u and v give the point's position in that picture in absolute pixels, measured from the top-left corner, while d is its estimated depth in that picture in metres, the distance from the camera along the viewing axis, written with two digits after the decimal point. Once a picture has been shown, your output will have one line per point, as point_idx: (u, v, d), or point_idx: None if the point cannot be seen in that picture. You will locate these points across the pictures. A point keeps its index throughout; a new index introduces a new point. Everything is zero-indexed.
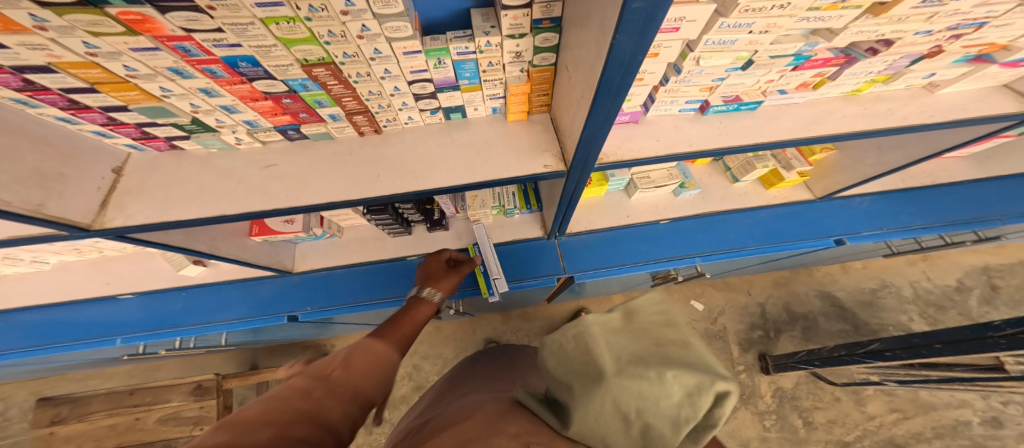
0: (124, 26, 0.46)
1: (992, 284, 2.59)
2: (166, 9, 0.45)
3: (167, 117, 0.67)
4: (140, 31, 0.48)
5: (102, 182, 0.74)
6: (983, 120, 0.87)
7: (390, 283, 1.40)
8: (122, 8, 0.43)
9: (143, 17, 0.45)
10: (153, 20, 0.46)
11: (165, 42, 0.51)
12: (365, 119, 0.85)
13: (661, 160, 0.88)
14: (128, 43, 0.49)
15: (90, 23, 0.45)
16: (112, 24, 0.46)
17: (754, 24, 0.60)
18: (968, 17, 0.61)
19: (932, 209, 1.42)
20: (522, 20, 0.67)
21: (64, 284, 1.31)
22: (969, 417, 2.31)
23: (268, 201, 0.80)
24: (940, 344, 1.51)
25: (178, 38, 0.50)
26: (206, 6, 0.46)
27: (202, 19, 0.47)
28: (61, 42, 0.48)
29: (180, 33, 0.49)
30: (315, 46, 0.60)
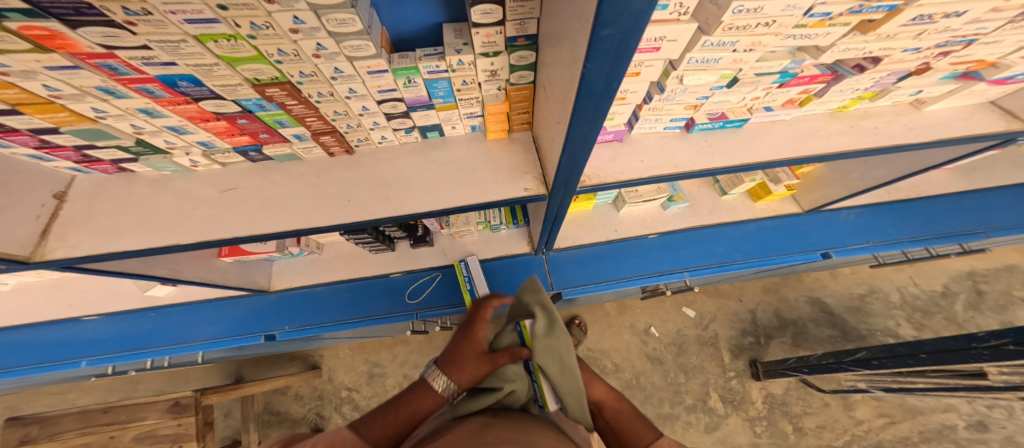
0: (31, 42, 0.40)
1: (977, 289, 2.62)
2: (78, 24, 0.39)
3: (106, 139, 0.62)
4: (52, 47, 0.42)
5: (41, 210, 0.68)
6: (973, 139, 0.85)
7: (372, 301, 1.35)
8: (24, 22, 0.37)
9: (52, 32, 0.39)
10: (64, 36, 0.40)
11: (86, 60, 0.45)
12: (333, 139, 0.80)
13: (646, 181, 0.84)
14: (39, 60, 0.43)
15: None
16: (16, 40, 0.40)
17: (738, 42, 0.57)
18: (958, 35, 0.59)
19: (919, 222, 1.42)
20: (495, 38, 0.64)
21: (19, 306, 1.21)
22: (955, 421, 2.34)
23: (228, 227, 0.74)
24: (925, 353, 1.51)
25: (101, 55, 0.45)
26: (123, 22, 0.40)
27: (122, 35, 0.41)
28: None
29: (100, 49, 0.44)
30: (265, 65, 0.54)
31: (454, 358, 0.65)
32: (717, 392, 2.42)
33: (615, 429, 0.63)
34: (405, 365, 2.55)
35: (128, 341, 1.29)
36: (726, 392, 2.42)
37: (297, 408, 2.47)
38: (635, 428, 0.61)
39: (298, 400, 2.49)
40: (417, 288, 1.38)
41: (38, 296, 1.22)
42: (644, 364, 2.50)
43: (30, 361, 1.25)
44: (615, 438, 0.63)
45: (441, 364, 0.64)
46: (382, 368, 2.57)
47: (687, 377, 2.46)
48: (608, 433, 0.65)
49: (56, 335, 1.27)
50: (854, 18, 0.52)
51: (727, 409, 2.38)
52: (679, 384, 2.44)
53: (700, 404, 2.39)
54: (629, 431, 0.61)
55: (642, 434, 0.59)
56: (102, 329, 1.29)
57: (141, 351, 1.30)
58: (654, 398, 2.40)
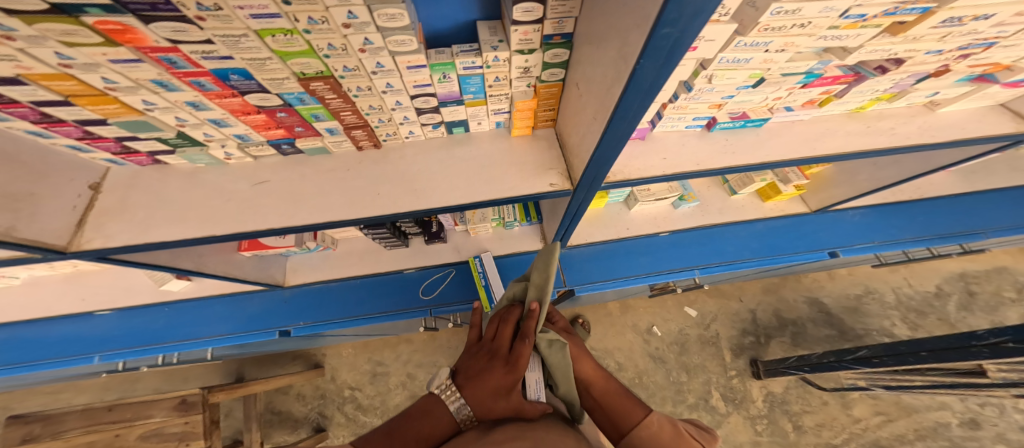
0: (102, 36, 0.42)
1: (969, 290, 2.69)
2: (151, 19, 0.41)
3: (150, 131, 0.63)
4: (121, 41, 0.43)
5: (78, 200, 0.69)
6: (981, 141, 0.89)
7: (386, 297, 1.35)
8: (100, 18, 0.39)
9: (124, 27, 0.40)
10: (135, 30, 0.42)
11: (149, 54, 0.46)
12: (364, 134, 0.81)
13: (668, 177, 0.86)
14: (106, 54, 0.44)
15: (62, 33, 0.40)
16: (89, 34, 0.41)
17: (771, 42, 0.59)
18: (980, 37, 0.61)
19: (920, 223, 1.46)
20: (532, 36, 0.65)
21: (32, 300, 1.20)
22: (949, 419, 2.39)
23: (259, 219, 0.75)
24: (926, 352, 1.54)
25: (164, 49, 0.46)
26: (195, 17, 0.42)
27: (190, 29, 0.43)
28: (30, 53, 0.42)
29: (165, 44, 0.45)
30: (313, 59, 0.56)
31: (476, 387, 0.62)
32: (719, 391, 2.45)
33: (603, 406, 0.68)
34: (410, 364, 2.55)
35: (140, 336, 1.28)
36: (727, 390, 2.45)
37: (300, 406, 2.46)
38: (624, 406, 0.67)
39: (301, 399, 2.48)
40: (430, 285, 1.38)
41: (50, 290, 1.21)
42: (647, 363, 2.53)
43: (40, 356, 1.23)
44: (603, 414, 0.68)
45: (461, 384, 0.64)
46: (385, 367, 2.56)
47: (689, 376, 2.49)
48: (595, 410, 0.69)
49: (67, 330, 1.25)
50: (888, 20, 0.55)
51: (728, 407, 2.41)
52: (682, 383, 2.47)
53: (702, 402, 2.41)
54: (618, 410, 0.66)
55: (631, 412, 0.65)
56: (114, 325, 1.27)
57: (153, 346, 1.28)
58: (657, 396, 2.42)
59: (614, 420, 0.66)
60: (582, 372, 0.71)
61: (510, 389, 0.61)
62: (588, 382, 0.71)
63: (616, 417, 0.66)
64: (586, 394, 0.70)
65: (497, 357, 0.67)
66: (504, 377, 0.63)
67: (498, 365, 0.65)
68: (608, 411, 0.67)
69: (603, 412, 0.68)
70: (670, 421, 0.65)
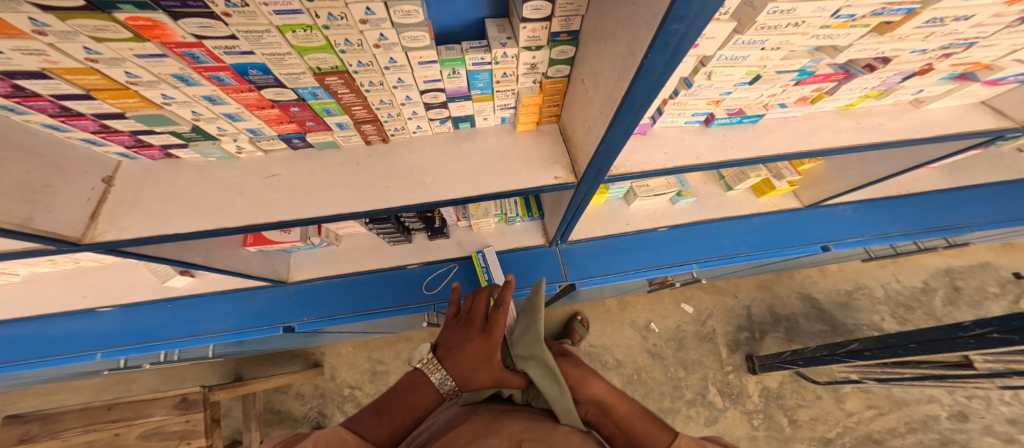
0: (131, 32, 0.43)
1: (954, 285, 2.76)
2: (179, 16, 0.42)
3: (166, 125, 0.64)
4: (148, 37, 0.44)
5: (91, 193, 0.69)
6: (963, 136, 0.93)
7: (390, 292, 1.37)
8: (133, 14, 0.40)
9: (154, 23, 0.42)
10: (164, 27, 0.43)
11: (173, 49, 0.48)
12: (373, 128, 0.83)
13: (668, 171, 0.90)
14: (132, 49, 0.46)
15: (94, 28, 0.41)
16: (119, 30, 0.42)
17: (767, 41, 0.62)
18: (961, 37, 0.65)
19: (907, 217, 1.51)
20: (539, 33, 0.68)
21: (32, 297, 1.19)
22: (938, 412, 2.45)
23: (272, 213, 0.76)
24: (915, 343, 1.59)
25: (188, 45, 0.47)
26: (222, 13, 0.43)
27: (216, 25, 0.44)
28: (60, 48, 0.44)
29: (190, 39, 0.46)
30: (329, 54, 0.57)
31: (457, 360, 0.67)
32: (716, 386, 2.49)
33: (624, 431, 0.70)
34: (410, 362, 2.56)
35: (144, 333, 1.28)
36: (724, 386, 2.49)
37: (300, 406, 2.45)
38: (648, 431, 0.69)
39: (301, 398, 2.47)
40: (434, 280, 1.40)
41: (50, 287, 1.20)
42: (646, 359, 2.56)
43: (42, 353, 1.22)
44: (625, 438, 0.70)
45: (442, 357, 0.68)
46: (385, 365, 2.56)
47: (687, 372, 2.52)
48: (615, 435, 0.71)
49: (69, 327, 1.24)
50: (876, 20, 0.58)
51: (726, 403, 2.45)
52: (680, 379, 2.50)
53: (700, 398, 2.45)
54: (641, 435, 0.69)
55: (657, 438, 0.67)
56: (117, 321, 1.27)
57: (157, 343, 1.28)
58: (656, 392, 2.45)
59: (639, 445, 0.68)
60: (597, 395, 0.73)
61: (490, 357, 0.68)
62: (607, 407, 0.72)
63: (641, 442, 0.68)
64: (605, 419, 0.72)
65: (475, 328, 0.72)
66: (483, 346, 0.69)
67: (476, 334, 0.71)
68: (630, 434, 0.69)
69: (625, 436, 0.70)
70: (700, 443, 0.68)
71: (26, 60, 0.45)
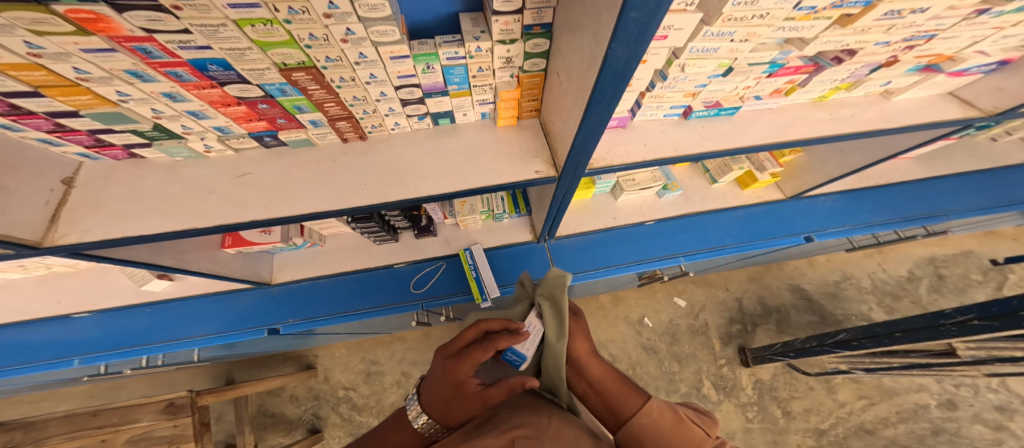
0: (74, 26, 0.42)
1: (939, 274, 2.79)
2: (125, 8, 0.41)
3: (124, 123, 0.62)
4: (94, 30, 0.43)
5: (50, 195, 0.68)
6: (934, 125, 0.94)
7: (377, 292, 1.36)
8: (73, 7, 0.39)
9: (97, 16, 0.40)
10: (108, 20, 0.42)
11: (123, 43, 0.46)
12: (349, 125, 0.82)
13: (649, 163, 0.89)
14: (77, 43, 0.44)
15: (32, 21, 0.40)
16: (60, 23, 0.41)
17: (735, 32, 0.63)
18: (921, 29, 0.66)
19: (889, 207, 1.52)
20: (513, 26, 0.68)
21: (6, 304, 1.17)
22: (927, 401, 2.48)
23: (245, 212, 0.76)
24: (900, 332, 1.61)
25: (138, 39, 0.46)
26: (170, 6, 0.42)
27: (166, 19, 0.43)
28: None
29: (140, 33, 0.45)
30: (294, 49, 0.57)
31: (432, 397, 0.60)
32: (710, 379, 2.50)
33: (598, 392, 0.66)
34: (404, 362, 2.56)
35: (123, 338, 1.26)
36: (718, 379, 2.51)
37: (293, 409, 2.44)
38: (620, 390, 0.64)
39: (294, 401, 2.46)
40: (421, 278, 1.39)
41: (25, 293, 1.18)
42: (639, 354, 2.57)
43: (18, 360, 1.21)
44: (598, 399, 0.66)
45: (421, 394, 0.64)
46: (379, 366, 2.55)
47: (680, 366, 2.53)
48: (589, 395, 0.67)
49: (45, 333, 1.22)
50: (836, 12, 0.60)
51: (720, 396, 2.46)
52: (674, 373, 2.52)
53: (694, 391, 2.46)
54: (614, 397, 0.64)
55: (629, 398, 0.63)
56: (95, 327, 1.26)
57: (137, 348, 1.27)
58: (651, 387, 2.45)
59: (612, 408, 0.64)
60: (576, 352, 0.70)
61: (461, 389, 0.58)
62: (582, 367, 0.69)
63: (613, 404, 0.63)
64: (580, 379, 0.68)
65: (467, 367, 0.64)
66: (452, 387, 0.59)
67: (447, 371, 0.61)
68: (604, 393, 0.65)
69: (600, 398, 0.65)
70: (670, 407, 0.62)
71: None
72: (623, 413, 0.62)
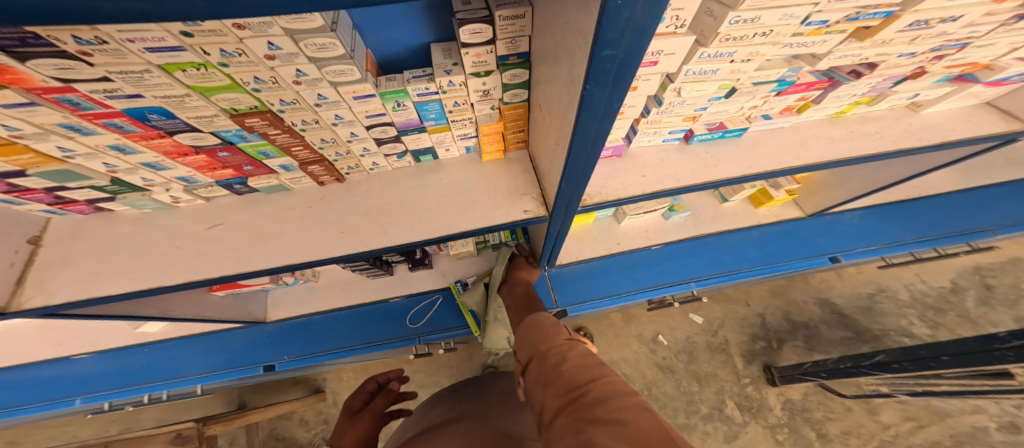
0: None
1: (986, 284, 2.55)
2: (28, 57, 0.37)
3: (78, 179, 0.59)
4: (4, 82, 0.39)
5: (15, 257, 0.66)
6: (975, 141, 0.83)
7: (372, 328, 1.31)
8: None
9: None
10: (14, 70, 0.38)
11: (43, 96, 0.43)
12: (322, 169, 0.78)
13: (648, 196, 0.81)
14: None
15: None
16: None
17: (735, 52, 0.55)
18: (953, 38, 0.57)
19: (926, 222, 1.37)
20: (485, 57, 0.63)
21: (9, 349, 1.18)
22: (986, 423, 2.23)
23: (216, 266, 0.72)
24: (948, 356, 1.43)
25: (59, 90, 0.42)
26: (77, 52, 0.38)
27: (78, 66, 0.39)
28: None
29: (56, 83, 0.41)
30: (241, 93, 0.52)
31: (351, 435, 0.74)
32: (733, 399, 2.32)
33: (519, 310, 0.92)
34: (412, 384, 2.42)
35: (122, 378, 1.25)
36: (742, 399, 2.33)
37: (302, 433, 2.41)
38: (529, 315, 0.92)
39: (302, 426, 2.43)
40: (418, 313, 1.34)
41: (24, 337, 1.19)
42: (655, 374, 2.42)
43: (19, 402, 1.21)
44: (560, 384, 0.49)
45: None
46: None
47: (700, 385, 2.37)
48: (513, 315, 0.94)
49: (47, 375, 1.23)
50: (852, 25, 0.52)
51: (745, 417, 2.28)
52: (693, 393, 2.35)
53: (716, 412, 2.29)
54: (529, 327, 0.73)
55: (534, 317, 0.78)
56: (94, 367, 1.26)
57: (134, 388, 1.26)
58: (668, 408, 2.30)
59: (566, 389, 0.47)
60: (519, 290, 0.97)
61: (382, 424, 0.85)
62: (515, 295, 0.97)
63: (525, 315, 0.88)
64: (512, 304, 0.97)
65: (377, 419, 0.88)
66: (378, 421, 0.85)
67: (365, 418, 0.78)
68: (548, 391, 0.50)
69: (559, 378, 0.50)
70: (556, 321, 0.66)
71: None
72: (629, 424, 0.37)
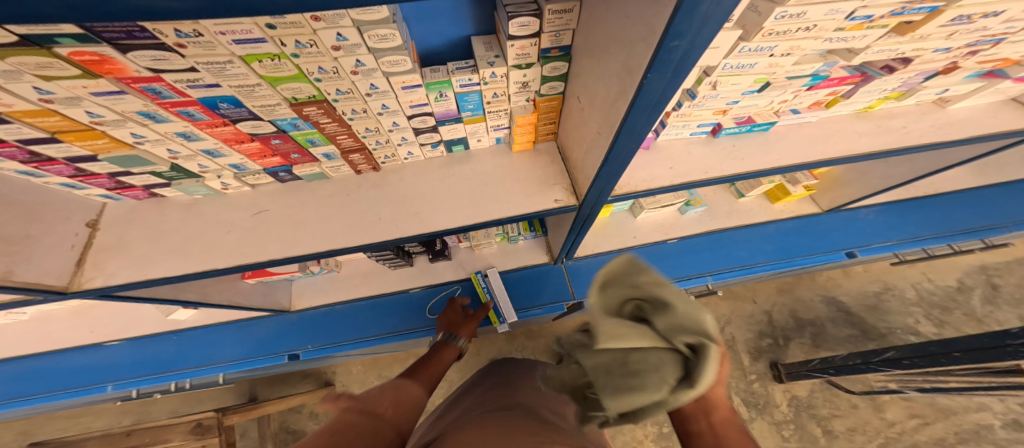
0: (79, 68, 0.41)
1: (992, 283, 2.57)
2: (128, 48, 0.39)
3: (142, 165, 0.62)
4: (100, 72, 0.42)
5: (76, 240, 0.69)
6: (997, 137, 0.85)
7: (394, 317, 1.34)
8: (75, 48, 0.37)
9: (101, 56, 0.39)
10: (113, 60, 0.40)
11: (131, 84, 0.45)
12: (362, 158, 0.80)
13: (677, 187, 0.83)
14: (86, 86, 0.43)
15: (37, 66, 0.39)
16: (67, 67, 0.40)
17: (776, 47, 0.57)
18: (988, 34, 0.59)
19: (939, 219, 1.39)
20: (528, 50, 0.64)
21: (43, 335, 1.21)
22: (990, 421, 2.25)
23: (262, 251, 0.74)
24: (959, 352, 1.45)
25: (147, 79, 0.45)
26: (174, 44, 0.40)
27: (171, 58, 0.42)
28: (7, 88, 0.41)
29: (147, 73, 0.44)
30: (304, 83, 0.55)
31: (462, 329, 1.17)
32: (740, 395, 2.35)
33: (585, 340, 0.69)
34: None
35: (151, 365, 1.28)
36: (749, 395, 2.36)
37: (314, 425, 2.44)
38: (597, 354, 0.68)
39: (315, 417, 2.46)
40: (438, 303, 1.36)
41: (57, 323, 1.21)
42: None
43: (53, 387, 1.24)
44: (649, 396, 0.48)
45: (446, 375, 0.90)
46: None
47: None
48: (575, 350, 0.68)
49: (80, 361, 1.26)
50: (895, 20, 0.53)
51: (752, 413, 2.31)
52: None
53: None
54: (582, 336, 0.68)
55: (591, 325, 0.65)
56: (124, 353, 1.29)
57: (162, 374, 1.29)
58: None
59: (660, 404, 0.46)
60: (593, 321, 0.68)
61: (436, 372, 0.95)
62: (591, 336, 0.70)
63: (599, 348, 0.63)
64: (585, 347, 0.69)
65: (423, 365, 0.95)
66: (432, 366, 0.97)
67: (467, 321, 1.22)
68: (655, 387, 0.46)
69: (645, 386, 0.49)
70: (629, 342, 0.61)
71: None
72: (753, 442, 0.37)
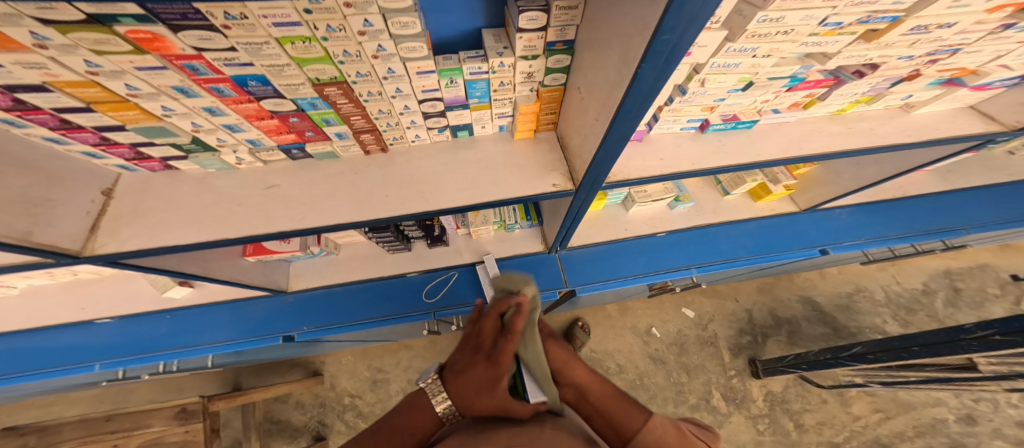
0: (132, 45, 0.44)
1: (954, 287, 2.76)
2: (179, 28, 0.42)
3: (166, 136, 0.64)
4: (149, 49, 0.45)
5: (92, 206, 0.70)
6: (953, 140, 0.94)
7: (389, 302, 1.36)
8: (133, 27, 0.40)
9: (154, 35, 0.42)
10: (163, 39, 0.44)
11: (174, 61, 0.48)
12: (372, 138, 0.84)
13: (665, 177, 0.90)
14: (133, 61, 0.46)
15: (95, 41, 0.42)
16: (120, 44, 0.43)
17: (757, 48, 0.64)
18: (947, 43, 0.67)
19: (903, 221, 1.51)
20: (536, 42, 0.69)
21: (32, 311, 1.19)
22: (946, 415, 2.42)
23: (272, 223, 0.77)
24: (918, 346, 1.56)
25: (188, 57, 0.48)
26: (221, 26, 0.43)
27: (216, 38, 0.45)
28: (61, 61, 0.44)
29: (190, 52, 0.47)
30: (328, 65, 0.58)
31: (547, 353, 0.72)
32: (720, 390, 2.45)
33: (601, 412, 0.65)
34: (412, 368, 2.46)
35: (142, 344, 1.27)
36: (728, 390, 2.46)
37: (301, 415, 2.41)
38: (623, 409, 0.64)
39: (300, 408, 2.44)
40: (434, 288, 1.39)
41: (48, 299, 1.20)
42: (648, 364, 2.53)
43: (38, 366, 1.22)
44: (601, 419, 0.65)
45: (447, 378, 0.61)
46: (385, 374, 2.54)
47: (689, 376, 2.49)
48: (593, 417, 0.66)
49: (65, 341, 1.23)
50: (861, 28, 0.61)
51: (730, 407, 2.42)
52: (683, 383, 2.47)
53: (703, 402, 2.42)
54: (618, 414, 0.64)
55: (630, 415, 0.63)
56: (116, 332, 1.27)
57: (154, 354, 1.28)
58: (659, 397, 2.42)
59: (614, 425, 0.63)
60: (578, 378, 0.69)
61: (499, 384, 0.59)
62: (560, 368, 0.69)
63: (616, 422, 0.63)
64: (584, 402, 0.68)
65: (479, 352, 0.61)
66: (490, 370, 0.59)
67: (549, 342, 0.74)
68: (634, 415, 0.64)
69: (602, 418, 0.65)
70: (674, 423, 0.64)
71: (27, 74, 0.45)
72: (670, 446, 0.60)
